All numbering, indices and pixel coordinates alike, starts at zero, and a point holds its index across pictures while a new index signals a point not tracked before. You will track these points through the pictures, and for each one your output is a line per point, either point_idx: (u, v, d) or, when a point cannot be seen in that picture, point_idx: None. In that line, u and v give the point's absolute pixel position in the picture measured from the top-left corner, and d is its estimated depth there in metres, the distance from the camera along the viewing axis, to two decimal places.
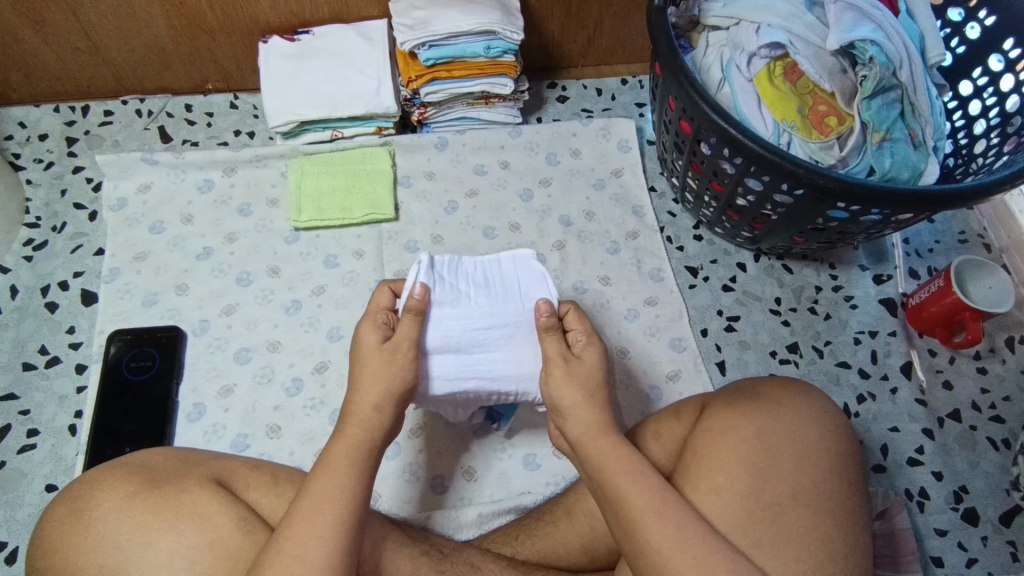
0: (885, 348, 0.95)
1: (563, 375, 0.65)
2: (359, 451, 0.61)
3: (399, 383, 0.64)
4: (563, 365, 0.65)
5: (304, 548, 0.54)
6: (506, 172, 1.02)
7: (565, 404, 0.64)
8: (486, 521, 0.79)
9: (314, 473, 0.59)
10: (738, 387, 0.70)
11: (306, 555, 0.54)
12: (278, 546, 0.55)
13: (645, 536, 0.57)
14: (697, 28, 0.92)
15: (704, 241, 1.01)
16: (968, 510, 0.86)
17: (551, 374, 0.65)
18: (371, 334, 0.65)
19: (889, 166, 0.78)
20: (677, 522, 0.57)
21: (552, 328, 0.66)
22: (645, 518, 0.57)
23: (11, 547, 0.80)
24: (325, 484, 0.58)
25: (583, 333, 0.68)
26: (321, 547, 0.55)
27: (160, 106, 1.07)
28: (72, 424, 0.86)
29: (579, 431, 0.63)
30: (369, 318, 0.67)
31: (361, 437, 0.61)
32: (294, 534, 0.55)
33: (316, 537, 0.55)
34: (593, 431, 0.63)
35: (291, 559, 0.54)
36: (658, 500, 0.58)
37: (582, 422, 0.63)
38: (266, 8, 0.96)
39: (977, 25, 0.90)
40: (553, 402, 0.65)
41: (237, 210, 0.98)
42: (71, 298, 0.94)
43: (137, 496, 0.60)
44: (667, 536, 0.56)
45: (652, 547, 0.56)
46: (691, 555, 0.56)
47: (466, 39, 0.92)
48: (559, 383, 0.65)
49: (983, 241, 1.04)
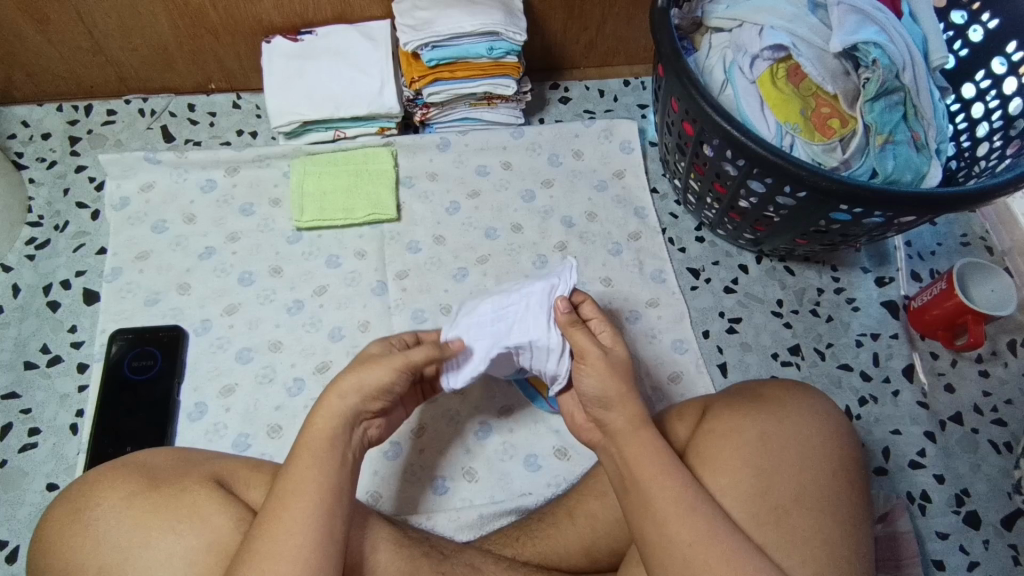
0: (887, 351, 0.95)
1: (605, 365, 0.65)
2: (323, 442, 0.60)
3: (371, 379, 0.64)
4: (602, 356, 0.65)
5: (273, 544, 0.54)
6: (508, 173, 1.02)
7: (611, 395, 0.64)
8: (486, 522, 0.80)
9: (284, 470, 0.59)
10: (741, 389, 0.70)
11: (275, 550, 0.54)
12: (252, 543, 0.55)
13: (670, 532, 0.57)
14: (699, 29, 0.91)
15: (705, 242, 1.01)
16: (969, 514, 0.86)
17: (590, 367, 0.65)
18: (378, 346, 0.68)
19: (890, 168, 0.79)
20: (704, 518, 0.57)
21: (576, 321, 0.67)
22: (671, 513, 0.57)
23: (11, 546, 0.80)
24: (292, 479, 0.58)
25: (602, 320, 0.70)
26: (293, 541, 0.55)
27: (163, 105, 1.07)
28: (73, 423, 0.86)
29: (617, 423, 0.63)
30: (382, 342, 0.69)
31: (323, 430, 0.61)
32: (264, 532, 0.55)
33: (286, 532, 0.55)
34: (636, 422, 0.62)
35: (261, 556, 0.54)
36: (687, 495, 0.58)
37: (624, 413, 0.63)
38: (269, 9, 0.96)
39: (980, 28, 0.89)
40: (598, 396, 0.65)
41: (238, 210, 0.98)
42: (73, 297, 0.94)
43: (136, 496, 0.60)
44: (689, 533, 0.57)
45: (675, 543, 0.57)
46: (717, 550, 0.56)
47: (470, 40, 0.92)
48: (598, 373, 0.65)
49: (985, 244, 1.04)
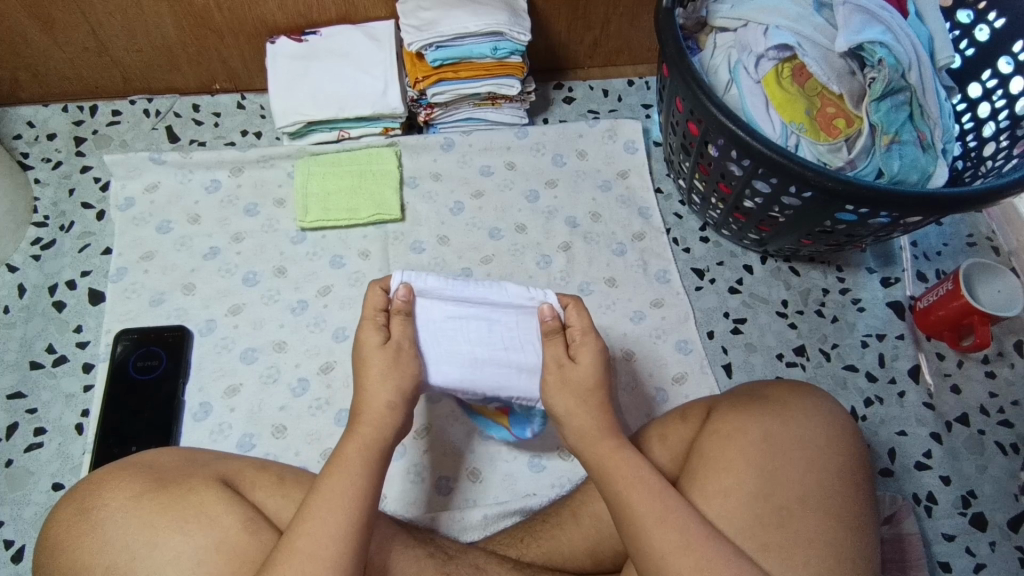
0: (893, 351, 0.95)
1: (558, 381, 0.66)
2: (372, 449, 0.61)
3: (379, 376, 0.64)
4: (557, 371, 0.67)
5: (315, 544, 0.55)
6: (512, 173, 1.02)
7: (561, 411, 0.66)
8: (491, 522, 0.79)
9: (325, 471, 0.59)
10: (747, 389, 0.69)
11: (315, 552, 0.54)
12: (289, 542, 0.55)
13: (651, 539, 0.57)
14: (705, 29, 0.91)
15: (710, 243, 1.01)
16: (977, 516, 0.86)
17: (547, 381, 0.67)
18: (371, 335, 0.66)
19: (897, 168, 0.78)
20: (683, 527, 0.57)
21: (554, 332, 0.67)
22: (646, 521, 0.58)
23: (17, 546, 0.80)
24: (335, 483, 0.58)
25: (581, 330, 0.68)
26: (333, 544, 0.55)
27: (168, 106, 1.08)
28: (79, 423, 0.87)
29: (578, 435, 0.65)
30: (368, 320, 0.67)
31: (373, 435, 0.62)
32: (305, 531, 0.55)
33: (326, 535, 0.55)
34: (590, 437, 0.64)
35: (302, 556, 0.54)
36: (663, 504, 0.58)
37: (582, 425, 0.65)
38: (274, 9, 0.97)
39: (986, 27, 0.89)
40: (551, 410, 0.67)
41: (243, 210, 0.98)
42: (78, 297, 0.94)
43: (143, 496, 0.60)
44: (670, 540, 0.57)
45: (655, 552, 0.57)
46: (696, 558, 0.56)
47: (474, 40, 0.92)
48: (552, 391, 0.67)
49: (992, 244, 1.04)
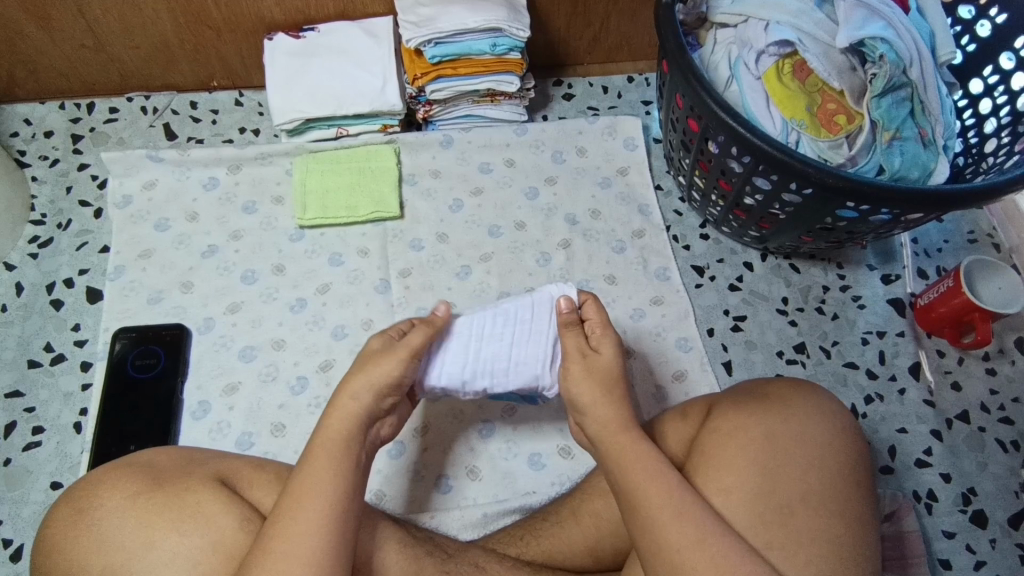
0: (893, 349, 0.95)
1: (581, 370, 0.66)
2: (338, 442, 0.61)
3: (383, 375, 0.64)
4: (581, 363, 0.67)
5: (291, 545, 0.54)
6: (511, 170, 1.01)
7: (585, 401, 0.65)
8: (491, 521, 0.79)
9: (297, 471, 0.59)
10: (747, 387, 0.69)
11: (291, 553, 0.54)
12: (263, 545, 0.55)
13: (663, 536, 0.57)
14: (705, 25, 0.90)
15: (710, 240, 1.01)
16: (977, 513, 0.86)
17: (569, 370, 0.67)
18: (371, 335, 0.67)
19: (898, 165, 0.77)
20: (696, 524, 0.57)
21: (572, 323, 0.69)
22: (661, 517, 0.57)
23: (15, 546, 0.80)
24: (307, 482, 0.58)
25: (599, 323, 0.69)
26: (308, 544, 0.54)
27: (166, 103, 1.07)
28: (77, 422, 0.86)
29: (594, 428, 0.64)
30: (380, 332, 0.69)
31: (339, 430, 0.62)
32: (278, 533, 0.55)
33: (300, 534, 0.55)
34: (612, 427, 0.63)
35: (279, 556, 0.54)
36: (676, 500, 0.58)
37: (601, 419, 0.64)
38: (272, 6, 0.96)
39: (987, 23, 0.89)
40: (575, 401, 0.66)
41: (242, 208, 0.97)
42: (76, 296, 0.94)
43: (139, 496, 0.60)
44: (684, 536, 0.56)
45: (670, 548, 0.56)
46: (708, 555, 0.55)
47: (473, 37, 0.91)
48: (578, 380, 0.66)
49: (992, 241, 1.03)
